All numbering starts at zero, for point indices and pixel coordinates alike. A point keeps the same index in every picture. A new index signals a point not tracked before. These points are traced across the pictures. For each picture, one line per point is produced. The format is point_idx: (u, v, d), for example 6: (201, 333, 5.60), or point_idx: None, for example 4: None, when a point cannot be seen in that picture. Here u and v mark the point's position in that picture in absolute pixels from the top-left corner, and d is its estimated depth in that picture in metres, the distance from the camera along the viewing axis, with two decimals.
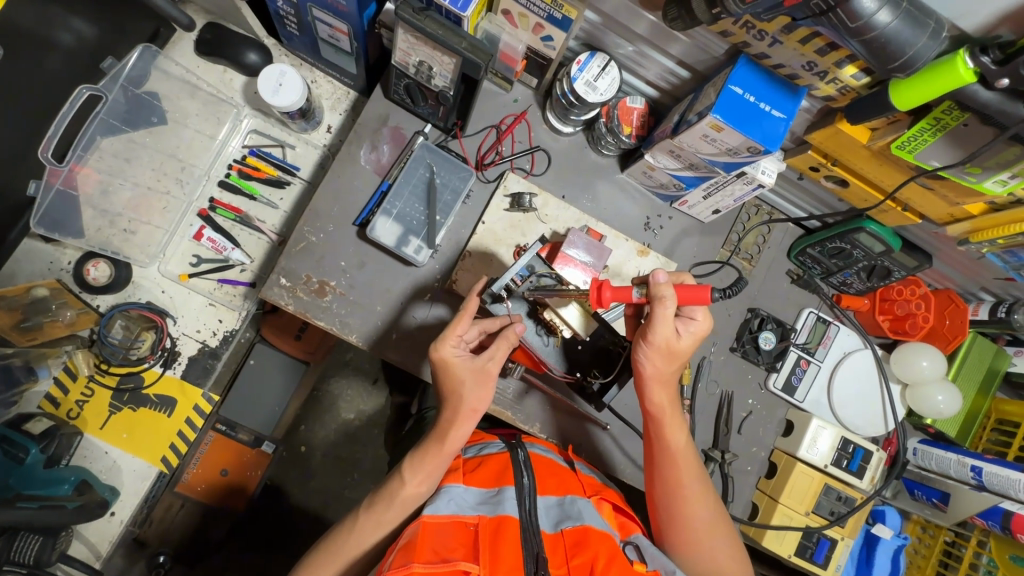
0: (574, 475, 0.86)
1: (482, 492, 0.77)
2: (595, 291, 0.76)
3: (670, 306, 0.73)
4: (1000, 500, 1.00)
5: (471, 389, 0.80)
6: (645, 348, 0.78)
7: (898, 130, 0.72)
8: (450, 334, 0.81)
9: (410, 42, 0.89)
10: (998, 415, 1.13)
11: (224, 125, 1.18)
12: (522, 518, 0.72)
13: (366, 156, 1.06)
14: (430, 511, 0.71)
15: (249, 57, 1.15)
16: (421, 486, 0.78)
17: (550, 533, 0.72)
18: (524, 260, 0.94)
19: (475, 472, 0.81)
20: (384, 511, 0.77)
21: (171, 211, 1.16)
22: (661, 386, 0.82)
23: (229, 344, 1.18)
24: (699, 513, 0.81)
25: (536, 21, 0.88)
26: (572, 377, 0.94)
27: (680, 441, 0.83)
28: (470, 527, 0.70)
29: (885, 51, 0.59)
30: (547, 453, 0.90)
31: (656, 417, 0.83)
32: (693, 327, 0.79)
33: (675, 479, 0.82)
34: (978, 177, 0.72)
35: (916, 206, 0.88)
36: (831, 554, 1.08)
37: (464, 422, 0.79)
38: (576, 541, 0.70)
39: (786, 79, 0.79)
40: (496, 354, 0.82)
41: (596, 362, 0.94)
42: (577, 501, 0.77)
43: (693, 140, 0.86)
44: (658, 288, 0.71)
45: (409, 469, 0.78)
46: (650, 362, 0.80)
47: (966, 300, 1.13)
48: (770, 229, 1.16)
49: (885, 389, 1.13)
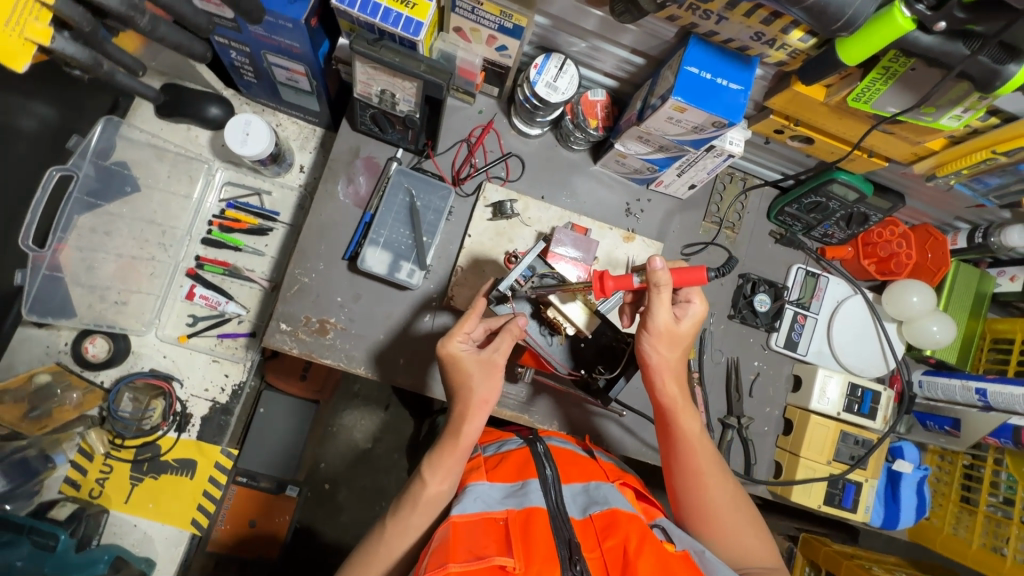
0: (595, 463, 0.88)
1: (506, 486, 0.78)
2: (597, 282, 0.77)
3: (667, 290, 0.76)
4: (1008, 418, 1.03)
5: (480, 383, 0.82)
6: (648, 336, 0.81)
7: (852, 83, 0.75)
8: (457, 331, 0.83)
9: (369, 73, 0.90)
10: (992, 334, 1.18)
11: (197, 182, 1.18)
12: (549, 507, 0.73)
13: (344, 191, 1.07)
14: (458, 513, 0.72)
15: (211, 111, 1.16)
16: (443, 487, 0.78)
17: (579, 519, 0.74)
18: (526, 261, 0.96)
19: (497, 469, 0.83)
20: (408, 516, 0.77)
21: (160, 276, 1.16)
22: (670, 376, 0.84)
23: (238, 398, 1.18)
24: (719, 498, 0.81)
25: (488, 33, 0.90)
26: (577, 374, 0.96)
27: (695, 430, 0.83)
28: (500, 523, 0.72)
29: (825, 14, 0.61)
30: (566, 444, 0.93)
31: (667, 407, 0.84)
32: (690, 311, 0.82)
33: (693, 467, 0.82)
34: (934, 116, 0.75)
35: (881, 151, 0.90)
36: (859, 498, 1.10)
37: (475, 415, 0.81)
38: (605, 524, 0.71)
39: (737, 51, 0.81)
40: (502, 346, 0.84)
41: (601, 358, 0.96)
42: (602, 486, 0.79)
43: (659, 124, 0.88)
44: (655, 274, 0.73)
45: (429, 471, 0.79)
46: (656, 351, 0.82)
47: (943, 232, 1.17)
48: (747, 195, 1.19)
49: (880, 329, 1.17)
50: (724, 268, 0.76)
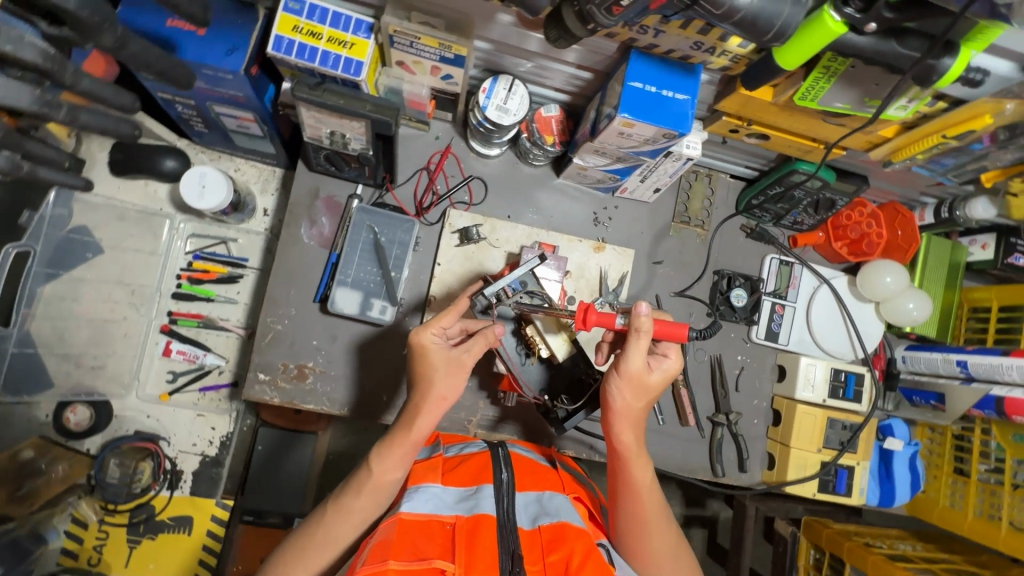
0: (554, 473, 0.88)
1: (460, 490, 0.78)
2: (580, 312, 0.75)
3: (647, 337, 0.73)
4: (989, 390, 1.04)
5: (442, 379, 0.81)
6: (616, 378, 0.77)
7: (795, 83, 0.74)
8: (434, 323, 0.82)
9: (316, 117, 0.89)
10: (970, 304, 1.18)
11: (162, 236, 1.17)
12: (499, 515, 0.73)
13: (307, 234, 1.06)
14: (406, 508, 0.72)
15: (167, 163, 1.12)
16: (391, 476, 0.79)
17: (527, 529, 0.72)
18: (519, 272, 0.87)
19: (454, 471, 0.83)
20: (353, 501, 0.78)
21: (134, 335, 1.14)
22: (630, 424, 0.79)
23: (228, 449, 1.18)
24: (660, 547, 0.79)
25: (431, 64, 0.89)
26: (540, 400, 0.95)
27: (647, 479, 0.80)
28: (448, 527, 0.71)
29: (755, 27, 0.60)
30: (528, 452, 0.93)
31: (621, 454, 0.80)
32: (663, 365, 0.79)
33: (640, 515, 0.79)
34: (881, 108, 0.74)
35: (836, 141, 0.89)
36: (852, 481, 1.11)
37: (430, 411, 0.80)
38: (552, 537, 0.70)
39: (680, 61, 0.80)
40: (473, 348, 0.83)
41: (568, 389, 0.94)
42: (556, 497, 0.78)
43: (612, 138, 0.87)
44: (638, 319, 0.71)
45: (377, 460, 0.79)
46: (621, 396, 0.78)
47: (910, 209, 1.17)
48: (713, 191, 1.18)
49: (848, 321, 1.16)
50: (707, 330, 0.76)
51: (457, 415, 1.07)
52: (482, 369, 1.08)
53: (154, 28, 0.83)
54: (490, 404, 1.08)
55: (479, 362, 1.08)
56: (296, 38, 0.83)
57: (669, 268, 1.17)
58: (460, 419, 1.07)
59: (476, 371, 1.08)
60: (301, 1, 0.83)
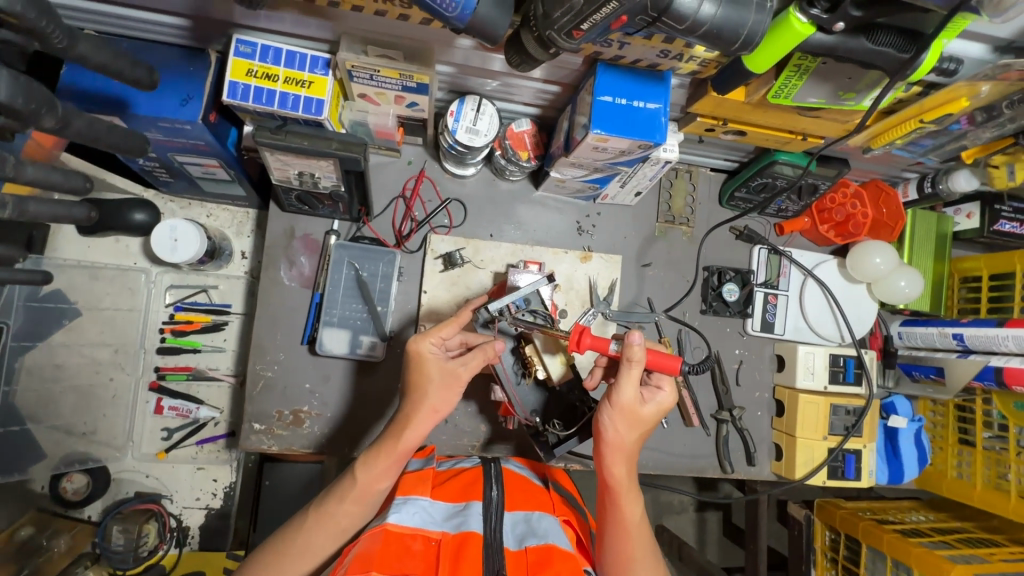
0: (546, 493, 0.84)
1: (448, 506, 0.77)
2: (574, 333, 0.74)
3: (638, 367, 0.73)
4: (987, 360, 1.04)
5: (436, 391, 0.78)
6: (609, 409, 0.75)
7: (767, 82, 0.73)
8: (434, 332, 0.80)
9: (282, 159, 0.85)
10: (960, 274, 1.19)
11: (140, 292, 1.14)
12: (486, 534, 0.71)
13: (288, 275, 1.03)
14: (393, 519, 0.70)
15: (136, 217, 1.06)
16: (377, 486, 0.77)
17: (513, 550, 0.70)
18: (525, 288, 0.84)
19: (444, 485, 0.82)
20: (335, 507, 0.76)
21: (123, 396, 1.13)
22: (622, 458, 0.77)
23: (232, 500, 1.18)
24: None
25: (394, 94, 0.86)
26: (531, 421, 0.91)
27: (636, 517, 0.76)
28: (433, 543, 0.70)
29: (721, 37, 0.58)
30: (522, 469, 0.89)
31: (611, 488, 0.77)
32: (658, 398, 0.77)
33: (626, 554, 0.75)
34: (856, 99, 0.73)
35: (813, 132, 0.87)
36: (861, 465, 1.10)
37: (419, 422, 0.77)
38: (538, 559, 0.67)
39: (649, 69, 0.78)
40: (470, 361, 0.80)
41: (562, 414, 0.90)
42: (545, 518, 0.75)
43: (587, 152, 0.85)
44: (632, 348, 0.71)
45: (363, 467, 0.77)
46: (613, 428, 0.76)
47: (893, 186, 1.16)
48: (695, 187, 1.17)
49: (836, 310, 1.16)
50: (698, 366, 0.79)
51: (459, 441, 1.05)
52: (480, 393, 1.07)
53: (103, 84, 0.79)
54: (491, 427, 1.06)
55: (477, 387, 1.06)
56: (252, 82, 0.79)
57: (658, 269, 1.16)
58: (463, 446, 1.06)
59: (474, 395, 1.07)
60: (252, 44, 0.79)
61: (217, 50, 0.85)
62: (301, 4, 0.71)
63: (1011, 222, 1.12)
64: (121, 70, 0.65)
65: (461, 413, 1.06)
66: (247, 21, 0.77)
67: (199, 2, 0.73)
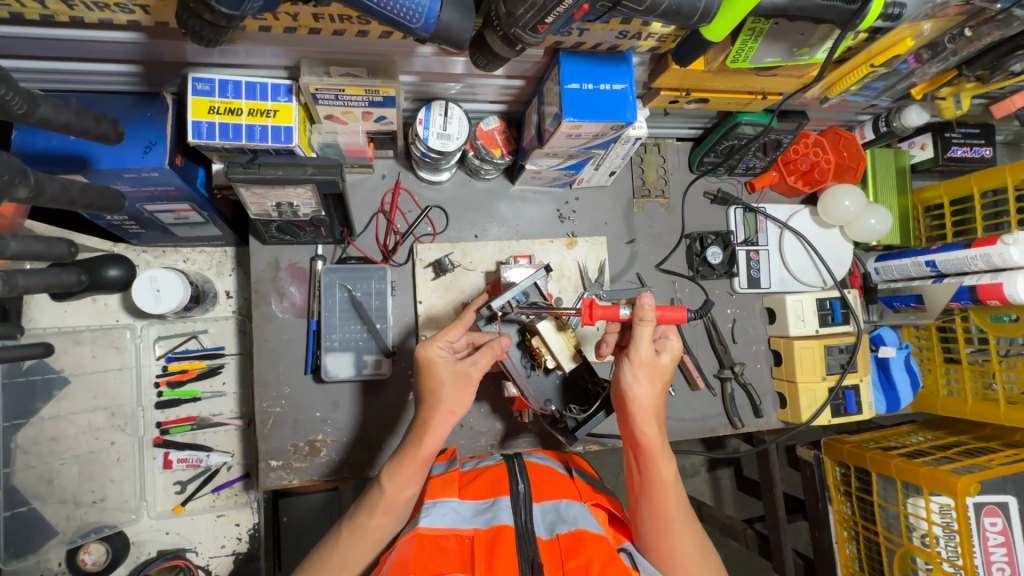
0: (571, 482, 0.84)
1: (477, 502, 0.77)
2: (585, 308, 0.76)
3: (650, 325, 0.77)
4: (962, 281, 1.09)
5: (450, 393, 0.78)
6: (628, 366, 0.79)
7: (725, 49, 0.75)
8: (440, 336, 0.80)
9: (257, 193, 0.83)
10: (922, 204, 1.25)
11: (127, 350, 1.10)
12: (518, 526, 0.71)
13: (280, 308, 1.02)
14: (425, 523, 0.71)
15: (111, 272, 0.99)
16: (404, 494, 0.76)
17: (546, 539, 0.70)
18: (521, 283, 0.85)
19: (469, 486, 0.82)
20: (366, 520, 0.76)
21: (128, 458, 1.10)
22: (650, 417, 0.79)
23: (258, 541, 1.17)
24: (686, 548, 0.76)
25: (361, 110, 0.86)
26: (548, 411, 0.91)
27: (671, 477, 0.78)
28: (467, 540, 0.70)
29: (680, 13, 0.60)
30: (545, 460, 0.89)
31: (644, 449, 0.79)
32: (669, 346, 0.83)
33: (663, 513, 0.77)
34: (809, 54, 0.76)
35: (772, 90, 0.90)
36: (861, 399, 1.15)
37: (440, 425, 0.77)
38: (571, 544, 0.67)
39: (609, 51, 0.80)
40: (480, 360, 0.80)
41: (573, 397, 0.92)
42: (573, 504, 0.75)
43: (562, 141, 0.87)
44: (644, 309, 0.75)
45: (388, 478, 0.76)
46: (636, 384, 0.79)
47: (850, 129, 1.21)
48: (665, 159, 1.20)
49: (817, 258, 1.20)
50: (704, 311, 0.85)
51: (478, 443, 1.06)
52: (491, 392, 1.08)
53: (58, 143, 0.76)
54: (507, 423, 1.08)
55: (487, 387, 1.08)
56: (216, 120, 0.78)
57: (642, 243, 1.18)
58: (482, 446, 1.07)
59: (486, 395, 1.08)
60: (209, 80, 0.77)
61: (172, 91, 0.83)
62: (256, 34, 0.70)
63: (962, 147, 1.18)
64: (86, 128, 0.64)
65: (474, 415, 1.07)
66: (200, 59, 0.76)
67: (150, 46, 0.71)
